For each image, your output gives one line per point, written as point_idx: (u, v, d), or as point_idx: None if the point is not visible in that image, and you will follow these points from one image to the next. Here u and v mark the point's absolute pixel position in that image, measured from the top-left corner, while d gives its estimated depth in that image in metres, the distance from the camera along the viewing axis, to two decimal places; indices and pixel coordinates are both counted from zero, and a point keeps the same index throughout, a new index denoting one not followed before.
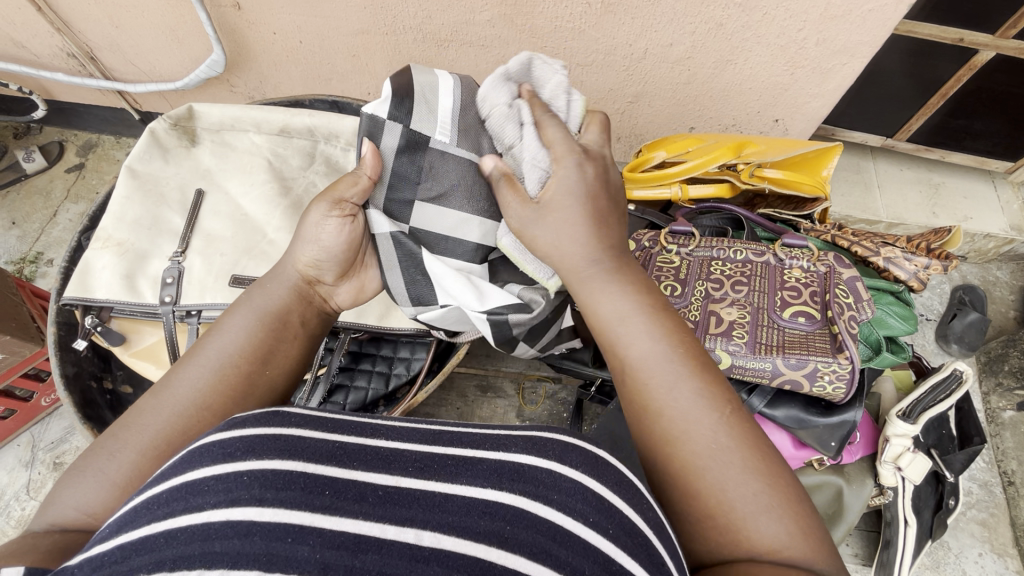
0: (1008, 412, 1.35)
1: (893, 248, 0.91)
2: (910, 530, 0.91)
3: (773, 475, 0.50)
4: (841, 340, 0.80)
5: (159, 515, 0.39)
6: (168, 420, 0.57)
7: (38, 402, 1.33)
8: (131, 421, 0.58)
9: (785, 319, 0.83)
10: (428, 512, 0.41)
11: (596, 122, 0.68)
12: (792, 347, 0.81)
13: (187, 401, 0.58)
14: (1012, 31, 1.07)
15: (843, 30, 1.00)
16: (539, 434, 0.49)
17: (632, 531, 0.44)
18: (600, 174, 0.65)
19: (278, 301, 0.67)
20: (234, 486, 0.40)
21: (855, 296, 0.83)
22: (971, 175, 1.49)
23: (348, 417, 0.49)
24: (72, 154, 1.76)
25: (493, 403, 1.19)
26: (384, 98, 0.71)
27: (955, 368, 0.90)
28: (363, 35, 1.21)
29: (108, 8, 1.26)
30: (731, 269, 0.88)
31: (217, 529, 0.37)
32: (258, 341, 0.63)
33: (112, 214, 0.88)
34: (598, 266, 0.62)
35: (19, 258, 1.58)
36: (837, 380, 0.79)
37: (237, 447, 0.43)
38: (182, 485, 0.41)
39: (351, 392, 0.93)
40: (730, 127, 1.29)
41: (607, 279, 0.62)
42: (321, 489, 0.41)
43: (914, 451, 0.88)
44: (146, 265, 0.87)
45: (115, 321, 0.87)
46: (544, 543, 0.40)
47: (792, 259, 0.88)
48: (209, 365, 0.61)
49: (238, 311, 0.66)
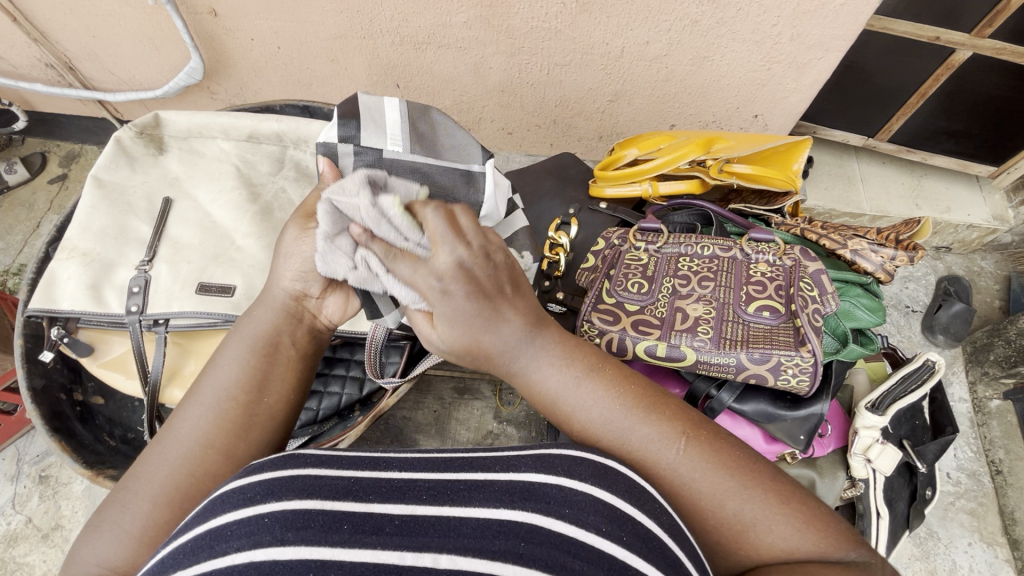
0: (994, 401, 1.36)
1: (860, 239, 0.91)
2: (884, 522, 0.90)
3: (761, 481, 0.53)
4: (803, 334, 0.80)
5: (187, 563, 0.40)
6: (176, 464, 0.58)
7: (21, 415, 1.32)
8: (140, 470, 0.58)
9: (749, 313, 0.83)
10: (443, 538, 0.43)
11: (433, 219, 0.55)
12: (756, 341, 0.81)
13: (192, 442, 0.59)
14: (988, 30, 1.08)
15: (816, 25, 1.01)
16: (549, 451, 0.50)
17: (646, 536, 0.45)
18: (475, 272, 0.55)
19: (265, 329, 0.66)
20: (256, 529, 0.41)
21: (820, 290, 0.84)
22: (953, 176, 1.48)
23: (361, 451, 0.50)
24: (54, 165, 1.75)
25: (471, 406, 1.19)
26: (331, 123, 0.74)
27: (926, 358, 0.90)
28: (341, 39, 1.21)
29: (84, 17, 1.25)
30: (699, 264, 0.88)
31: (241, 570, 0.39)
32: (252, 371, 0.64)
33: (78, 224, 0.88)
34: (528, 345, 0.58)
35: (2, 270, 1.57)
36: (800, 373, 0.79)
37: (257, 491, 0.44)
38: (206, 533, 0.42)
39: (324, 398, 0.93)
40: (710, 123, 1.29)
41: (547, 350, 0.59)
42: (339, 525, 0.42)
43: (882, 442, 0.88)
44: (112, 274, 0.86)
45: (82, 332, 0.87)
46: (559, 556, 0.42)
47: (758, 254, 0.88)
48: (207, 405, 0.61)
49: (230, 342, 0.66)
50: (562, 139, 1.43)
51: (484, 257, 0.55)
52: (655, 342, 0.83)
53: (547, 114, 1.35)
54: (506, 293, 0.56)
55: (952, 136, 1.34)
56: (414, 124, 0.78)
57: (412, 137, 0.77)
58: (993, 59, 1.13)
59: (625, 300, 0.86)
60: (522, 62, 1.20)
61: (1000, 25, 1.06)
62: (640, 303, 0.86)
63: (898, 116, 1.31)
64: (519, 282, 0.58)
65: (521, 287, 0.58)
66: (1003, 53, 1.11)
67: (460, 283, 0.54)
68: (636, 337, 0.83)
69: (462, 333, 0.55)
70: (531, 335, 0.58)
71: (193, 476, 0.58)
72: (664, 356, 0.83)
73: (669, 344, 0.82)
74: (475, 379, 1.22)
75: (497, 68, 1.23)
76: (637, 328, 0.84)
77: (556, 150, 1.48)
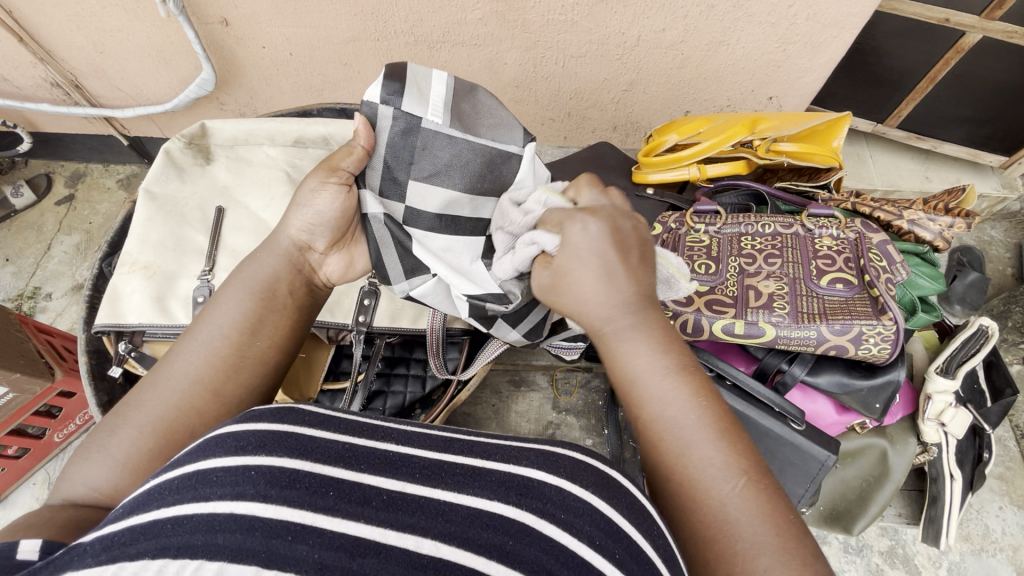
0: (1014, 366, 1.40)
1: (915, 210, 0.92)
2: (957, 483, 0.94)
3: (802, 556, 0.47)
4: (882, 303, 0.81)
5: (168, 501, 0.38)
6: (169, 396, 0.59)
7: (51, 438, 1.31)
8: (134, 399, 0.60)
9: (823, 287, 0.85)
10: (430, 520, 0.41)
11: (584, 185, 0.68)
12: (834, 313, 0.82)
13: (184, 377, 0.60)
14: (999, 11, 1.08)
15: (832, 4, 1.02)
16: (552, 450, 0.50)
17: (640, 558, 0.43)
18: (620, 224, 0.63)
19: (265, 275, 0.67)
20: (241, 480, 0.40)
21: (888, 259, 0.86)
22: (959, 166, 1.48)
23: (357, 420, 0.49)
24: (60, 186, 1.73)
25: (529, 397, 1.19)
26: (377, 82, 0.67)
27: (979, 324, 0.91)
28: (354, 43, 1.21)
29: (91, 34, 1.24)
30: (762, 242, 0.89)
31: (222, 521, 0.37)
32: (248, 312, 0.64)
33: (136, 238, 0.87)
34: (625, 321, 0.58)
35: (16, 294, 1.55)
36: (883, 341, 0.79)
37: (250, 441, 0.42)
38: (192, 474, 0.40)
39: (389, 398, 0.93)
40: (725, 107, 1.30)
41: (638, 334, 0.57)
42: (325, 490, 0.41)
43: (956, 406, 0.90)
44: (175, 285, 0.86)
45: (148, 346, 0.85)
46: (546, 560, 0.40)
47: (821, 229, 0.89)
48: (204, 342, 0.62)
49: (230, 284, 0.66)
50: (576, 131, 1.43)
51: (619, 213, 0.65)
52: (731, 320, 0.84)
53: (561, 107, 1.35)
54: (631, 261, 0.61)
55: (963, 121, 1.34)
56: (462, 100, 0.71)
57: (456, 112, 0.70)
58: (1003, 42, 1.14)
59: (694, 282, 0.88)
60: (537, 56, 1.20)
61: (1010, 7, 1.07)
62: (710, 284, 0.88)
63: (908, 100, 1.32)
64: (646, 255, 0.63)
65: (647, 259, 0.63)
66: (1015, 36, 1.12)
67: (601, 224, 0.62)
68: (711, 318, 0.85)
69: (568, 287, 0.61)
70: (634, 312, 0.58)
71: (182, 411, 0.58)
72: (742, 334, 0.84)
73: (746, 322, 0.83)
74: (530, 371, 1.23)
75: (512, 63, 1.23)
76: (711, 308, 0.85)
77: (570, 143, 1.48)
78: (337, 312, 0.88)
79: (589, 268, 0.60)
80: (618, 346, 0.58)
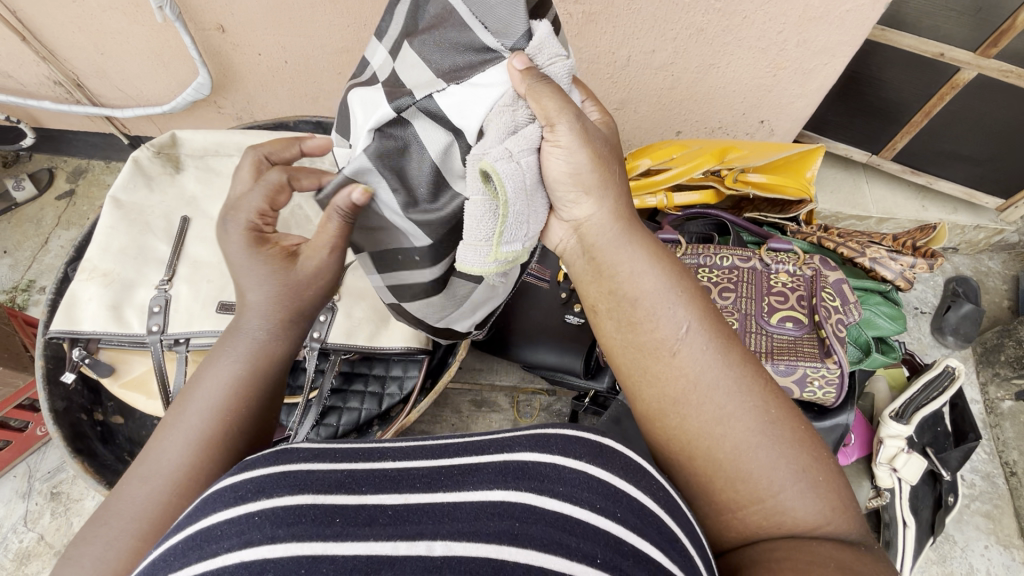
0: (1006, 402, 1.36)
1: (878, 248, 0.92)
2: (909, 531, 0.90)
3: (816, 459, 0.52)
4: (828, 345, 0.82)
5: (177, 566, 0.38)
6: (170, 496, 0.52)
7: (33, 432, 1.32)
8: (113, 513, 0.51)
9: (773, 325, 0.85)
10: (436, 524, 0.41)
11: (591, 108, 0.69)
12: (780, 353, 0.83)
13: (181, 476, 0.53)
14: (994, 50, 1.07)
15: (822, 31, 1.02)
16: (542, 432, 0.49)
17: (641, 511, 0.45)
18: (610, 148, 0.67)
19: (264, 356, 0.59)
20: (247, 527, 0.40)
21: (841, 299, 0.84)
22: (954, 204, 1.46)
23: (351, 443, 0.49)
24: (62, 181, 1.76)
25: (488, 418, 1.19)
26: None
27: (946, 365, 0.92)
28: (348, 53, 1.22)
29: (92, 35, 1.26)
30: (718, 276, 0.89)
31: (233, 570, 0.37)
32: (255, 390, 0.58)
33: (97, 245, 0.88)
34: (627, 238, 0.61)
35: (11, 287, 1.58)
36: (827, 385, 0.81)
37: (249, 488, 0.42)
38: (196, 534, 0.40)
39: (344, 414, 0.95)
40: (716, 129, 1.30)
41: (640, 252, 0.60)
42: (332, 517, 0.41)
43: (908, 451, 0.89)
44: (132, 294, 0.87)
45: (104, 352, 0.86)
46: (555, 534, 0.41)
47: (778, 264, 0.89)
48: (195, 431, 0.55)
49: (217, 362, 0.59)
50: None
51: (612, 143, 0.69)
52: None
53: None
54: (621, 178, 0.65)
55: (961, 158, 1.32)
56: None
57: None
58: (1000, 80, 1.11)
59: None
60: None
61: (1006, 45, 1.05)
62: None
63: (903, 133, 1.31)
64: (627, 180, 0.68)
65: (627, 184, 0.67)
66: (1009, 76, 1.09)
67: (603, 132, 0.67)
68: None
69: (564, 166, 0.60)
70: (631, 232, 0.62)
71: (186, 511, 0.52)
72: None
73: None
74: (494, 392, 1.23)
75: None
76: None
77: None
78: None
79: (596, 148, 0.60)
80: (625, 267, 0.60)
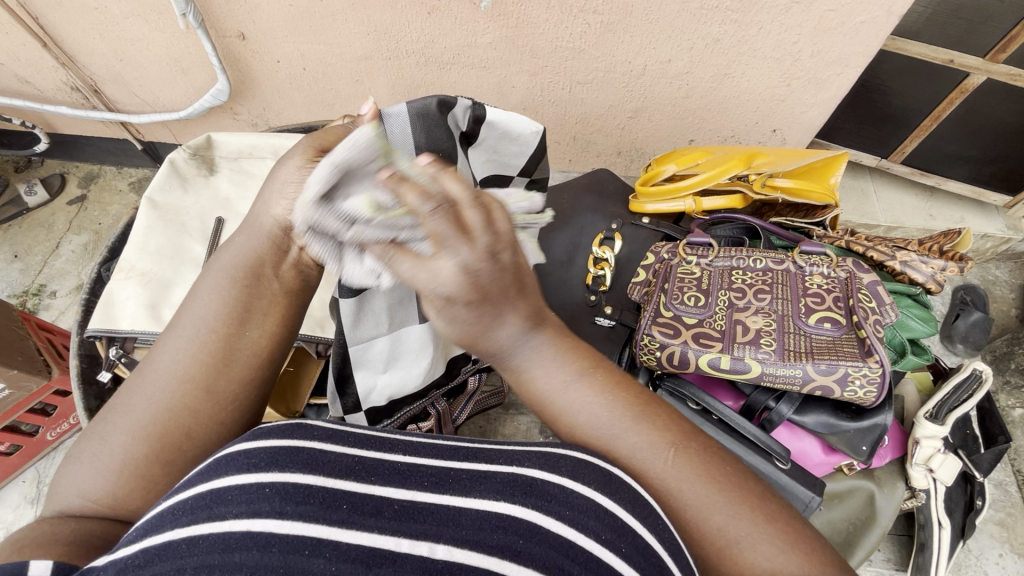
0: (1016, 409, 1.36)
1: (907, 251, 0.94)
2: (945, 531, 0.94)
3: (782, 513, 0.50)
4: (870, 345, 0.82)
5: (185, 522, 0.38)
6: (155, 398, 0.52)
7: (43, 437, 1.31)
8: (118, 404, 0.53)
9: (811, 325, 0.86)
10: (441, 526, 0.41)
11: (440, 221, 0.42)
12: (821, 353, 0.83)
13: (172, 376, 0.53)
14: (1003, 55, 1.09)
15: (837, 42, 1.03)
16: (553, 451, 0.49)
17: (645, 550, 0.44)
18: (484, 279, 0.43)
19: (248, 257, 0.57)
20: (256, 498, 0.40)
21: (878, 300, 0.87)
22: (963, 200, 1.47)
23: (366, 431, 0.49)
24: (73, 186, 1.76)
25: (516, 421, 1.20)
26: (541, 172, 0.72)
27: (974, 368, 0.92)
28: (366, 60, 1.23)
29: (112, 41, 1.27)
30: (753, 277, 0.91)
31: (238, 540, 0.37)
32: (233, 300, 0.55)
33: (134, 245, 0.89)
34: (530, 345, 0.51)
35: (21, 291, 1.58)
36: (868, 384, 0.81)
37: (263, 458, 0.42)
38: (207, 493, 0.40)
39: None
40: (729, 137, 1.31)
41: (546, 350, 0.52)
42: (339, 503, 0.41)
43: (944, 452, 0.89)
44: (170, 293, 0.87)
45: (139, 351, 0.86)
46: (556, 558, 0.41)
47: (812, 266, 0.91)
48: (186, 336, 0.54)
49: (208, 272, 0.57)
50: (581, 155, 1.45)
51: (490, 258, 0.43)
52: (718, 354, 0.86)
53: (567, 131, 1.36)
54: (509, 299, 0.46)
55: (967, 160, 1.34)
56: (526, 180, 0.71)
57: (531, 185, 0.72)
58: (1008, 85, 1.14)
59: (683, 313, 0.90)
60: (545, 81, 1.22)
61: (1014, 50, 1.08)
62: (698, 316, 0.89)
63: (911, 139, 1.33)
64: (525, 283, 0.48)
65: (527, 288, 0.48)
66: (1018, 79, 1.12)
67: (465, 296, 0.43)
68: (698, 350, 0.86)
69: (460, 333, 0.46)
70: (537, 334, 0.52)
71: (174, 413, 0.52)
72: (728, 368, 0.85)
73: (733, 356, 0.85)
74: (520, 395, 1.24)
75: (520, 86, 1.25)
76: (698, 341, 0.87)
77: (574, 166, 1.50)
78: (326, 327, 0.88)
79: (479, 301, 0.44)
80: (536, 384, 0.53)
